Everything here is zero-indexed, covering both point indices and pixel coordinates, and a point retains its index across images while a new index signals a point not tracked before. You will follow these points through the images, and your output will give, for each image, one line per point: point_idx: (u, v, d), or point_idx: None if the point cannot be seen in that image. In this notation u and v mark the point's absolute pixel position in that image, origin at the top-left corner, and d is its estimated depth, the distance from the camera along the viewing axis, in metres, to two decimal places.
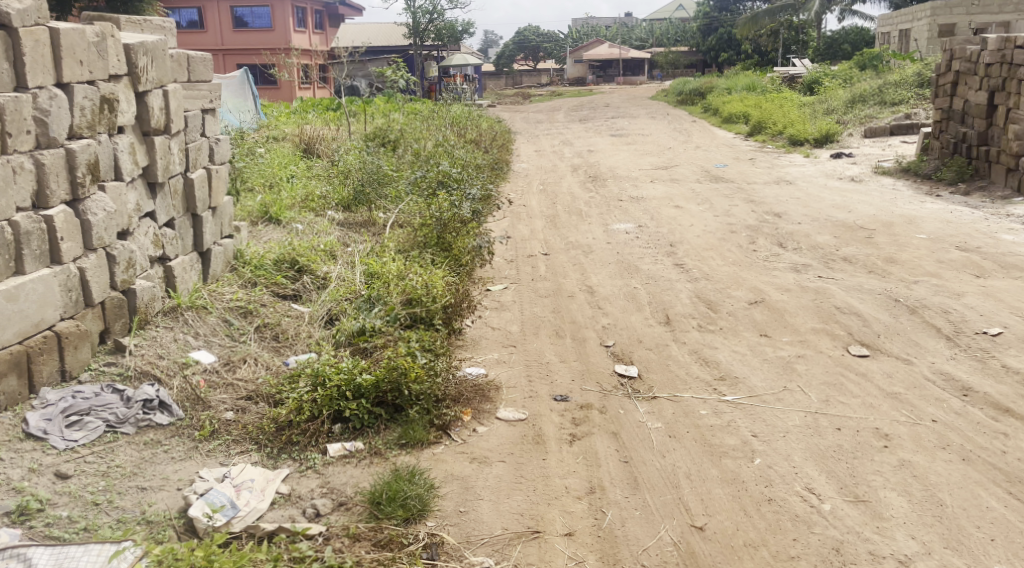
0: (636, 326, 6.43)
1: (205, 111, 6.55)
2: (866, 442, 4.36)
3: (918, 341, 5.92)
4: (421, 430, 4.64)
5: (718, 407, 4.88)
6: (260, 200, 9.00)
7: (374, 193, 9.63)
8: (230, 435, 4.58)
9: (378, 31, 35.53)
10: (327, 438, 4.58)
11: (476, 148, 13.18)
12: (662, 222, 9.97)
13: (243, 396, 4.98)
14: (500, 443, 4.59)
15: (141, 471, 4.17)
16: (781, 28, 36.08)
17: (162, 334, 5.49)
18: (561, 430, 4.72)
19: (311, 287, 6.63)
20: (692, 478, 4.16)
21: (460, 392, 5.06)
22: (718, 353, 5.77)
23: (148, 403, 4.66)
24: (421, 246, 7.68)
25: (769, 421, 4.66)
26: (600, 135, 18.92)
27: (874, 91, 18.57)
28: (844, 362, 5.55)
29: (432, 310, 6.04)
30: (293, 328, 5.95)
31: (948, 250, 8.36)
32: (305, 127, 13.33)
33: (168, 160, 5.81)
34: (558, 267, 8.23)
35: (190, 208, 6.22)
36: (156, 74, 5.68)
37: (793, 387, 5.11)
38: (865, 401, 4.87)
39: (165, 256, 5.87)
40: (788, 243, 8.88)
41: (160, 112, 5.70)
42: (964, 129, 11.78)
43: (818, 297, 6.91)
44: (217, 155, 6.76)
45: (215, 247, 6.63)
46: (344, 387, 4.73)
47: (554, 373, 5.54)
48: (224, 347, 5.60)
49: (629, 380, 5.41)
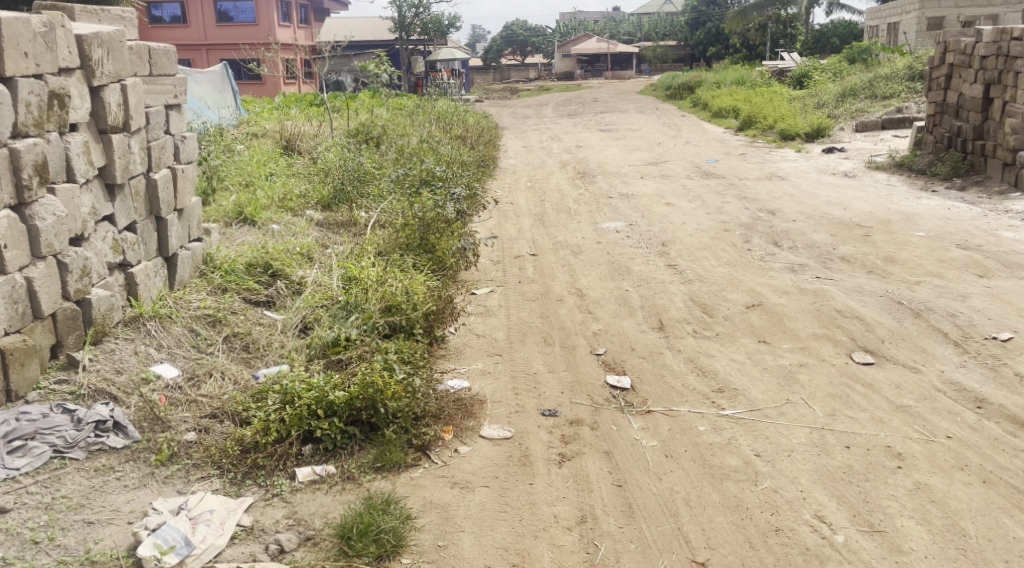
0: (628, 333, 6.09)
1: (169, 107, 6.17)
2: (878, 462, 4.04)
3: (925, 348, 5.61)
4: (398, 451, 4.30)
5: (717, 423, 4.55)
6: (235, 199, 8.61)
7: (355, 192, 9.27)
8: (190, 459, 4.24)
9: (363, 25, 35.08)
10: (296, 461, 4.24)
11: (462, 144, 12.81)
12: (653, 220, 9.65)
13: (207, 414, 4.65)
14: (484, 465, 4.25)
15: (89, 503, 3.82)
16: (769, 22, 35.83)
17: (122, 347, 5.14)
18: (549, 450, 4.39)
19: (285, 293, 6.30)
20: (691, 505, 3.83)
21: (441, 408, 4.72)
22: (716, 362, 5.44)
23: (101, 425, 4.29)
24: (403, 247, 7.32)
25: (773, 438, 4.33)
26: (588, 130, 18.57)
27: (865, 84, 18.31)
28: (849, 371, 5.23)
29: (412, 319, 5.69)
30: (264, 337, 5.63)
31: (948, 248, 8.07)
32: (285, 123, 12.94)
33: (127, 159, 5.43)
34: (546, 269, 7.89)
35: (153, 211, 5.85)
36: (113, 68, 5.30)
37: (796, 400, 4.78)
38: (874, 415, 4.54)
39: (126, 262, 5.50)
40: (783, 242, 8.56)
41: (118, 108, 5.33)
42: (959, 123, 11.50)
43: (818, 300, 6.60)
44: (183, 154, 6.37)
45: (183, 251, 6.25)
46: (315, 405, 4.39)
47: (542, 385, 5.21)
48: (189, 360, 5.26)
49: (621, 392, 5.08)
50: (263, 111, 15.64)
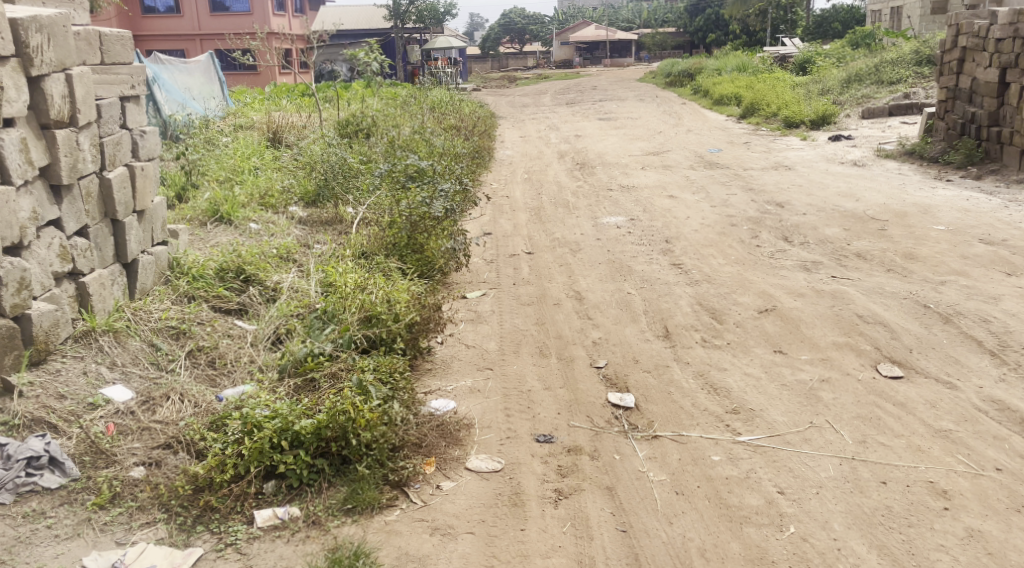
0: (631, 342, 5.56)
1: (124, 98, 5.63)
2: (923, 502, 3.54)
3: (959, 359, 5.08)
4: (371, 489, 3.80)
5: (733, 452, 4.04)
6: (210, 198, 8.06)
7: (340, 187, 8.70)
8: (135, 501, 3.77)
9: (359, 14, 34.28)
10: (255, 502, 3.76)
11: (456, 135, 12.23)
12: (655, 214, 9.12)
13: (160, 444, 4.18)
14: (469, 505, 3.76)
15: (11, 559, 3.41)
16: (770, 8, 34.85)
17: (69, 366, 4.64)
18: (544, 485, 3.89)
19: (258, 300, 5.78)
20: (708, 556, 3.36)
21: (422, 436, 4.21)
22: (728, 377, 4.91)
23: (34, 461, 3.82)
24: (389, 248, 6.76)
25: (797, 471, 3.82)
26: (587, 118, 17.96)
27: (871, 70, 17.70)
28: (877, 387, 4.69)
29: (394, 331, 5.14)
30: (232, 352, 5.13)
31: (971, 243, 7.54)
32: (273, 115, 12.35)
33: (76, 156, 4.92)
34: (543, 269, 7.36)
35: (109, 213, 5.31)
36: (55, 56, 4.77)
37: (821, 423, 4.26)
38: (911, 441, 4.01)
39: (77, 271, 4.95)
40: (794, 237, 8.02)
41: (63, 100, 4.82)
42: (973, 109, 10.94)
43: (837, 303, 6.07)
44: (144, 151, 5.82)
45: (145, 256, 5.69)
46: (279, 436, 3.91)
47: (536, 405, 4.68)
48: (145, 380, 4.76)
49: (624, 412, 4.57)
50: (253, 102, 15.06)
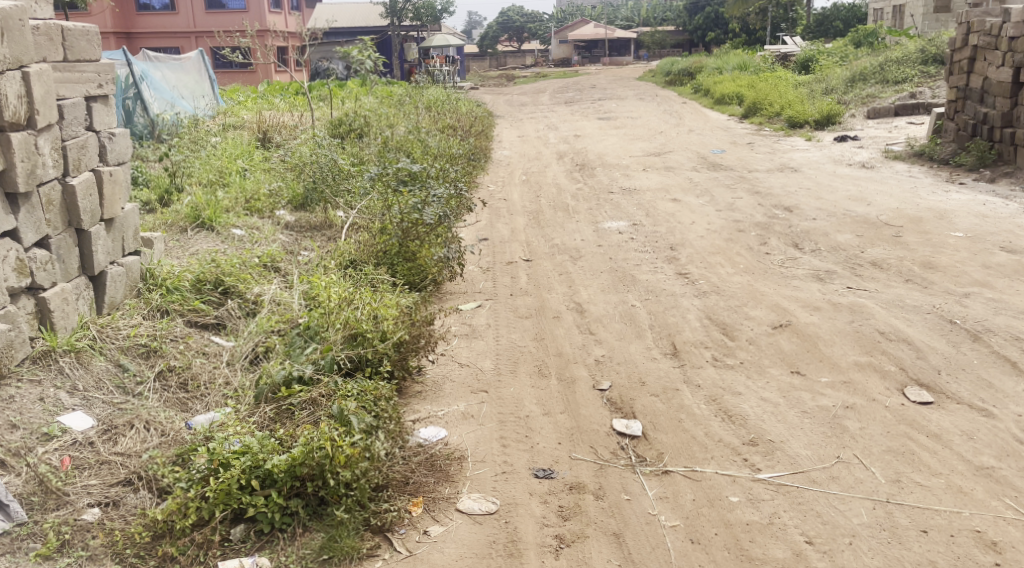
0: (637, 361, 5.16)
1: (90, 98, 5.23)
2: (970, 556, 3.25)
3: (993, 381, 4.70)
4: (350, 537, 3.43)
5: (754, 492, 3.68)
6: (193, 202, 7.65)
7: (330, 190, 8.28)
8: (86, 550, 3.40)
9: (355, 12, 33.77)
10: (221, 551, 3.39)
11: (452, 136, 11.81)
12: (659, 219, 8.71)
13: (120, 482, 3.80)
14: (459, 556, 3.42)
15: None
16: (770, 6, 34.39)
17: (24, 392, 4.23)
18: (544, 531, 3.53)
19: (237, 314, 5.39)
20: None
21: (409, 473, 3.82)
22: (744, 401, 4.52)
23: None
24: (379, 257, 6.35)
25: (826, 516, 3.52)
26: (588, 118, 17.56)
27: (875, 68, 17.26)
28: (907, 415, 4.29)
29: (380, 351, 4.73)
30: (206, 372, 4.72)
31: (991, 252, 7.14)
32: (264, 114, 11.91)
33: (35, 162, 4.53)
34: (541, 278, 6.96)
35: (73, 222, 4.91)
36: (10, 52, 4.36)
37: (848, 458, 3.88)
38: (950, 482, 3.66)
39: (36, 285, 4.54)
40: (805, 244, 7.64)
41: (19, 100, 4.42)
42: (985, 109, 10.53)
43: (856, 318, 5.68)
44: (112, 155, 5.41)
45: (114, 268, 5.27)
46: (248, 475, 3.52)
47: (534, 433, 4.29)
48: (108, 406, 4.35)
49: (631, 441, 4.18)
50: (244, 100, 14.62)
